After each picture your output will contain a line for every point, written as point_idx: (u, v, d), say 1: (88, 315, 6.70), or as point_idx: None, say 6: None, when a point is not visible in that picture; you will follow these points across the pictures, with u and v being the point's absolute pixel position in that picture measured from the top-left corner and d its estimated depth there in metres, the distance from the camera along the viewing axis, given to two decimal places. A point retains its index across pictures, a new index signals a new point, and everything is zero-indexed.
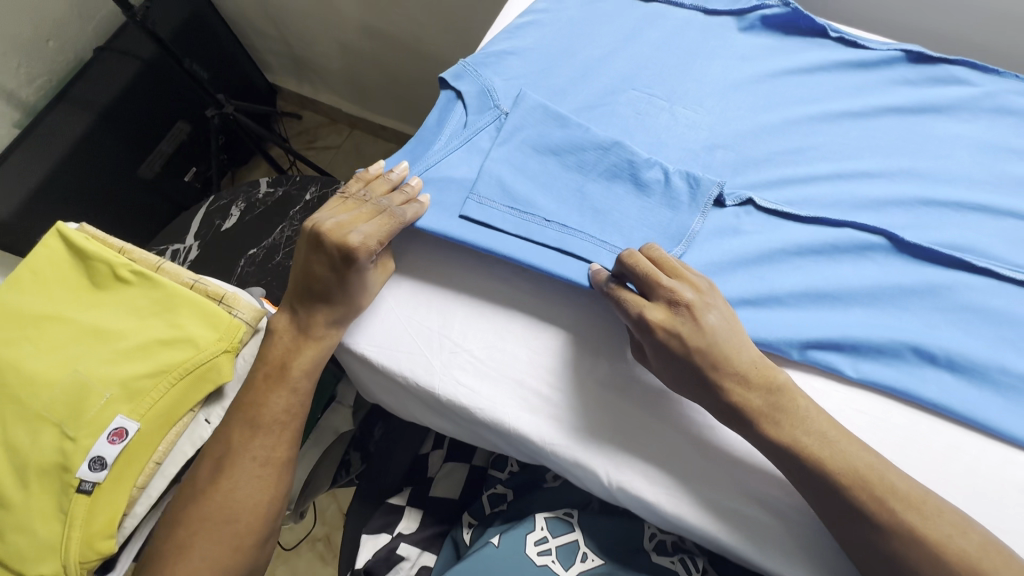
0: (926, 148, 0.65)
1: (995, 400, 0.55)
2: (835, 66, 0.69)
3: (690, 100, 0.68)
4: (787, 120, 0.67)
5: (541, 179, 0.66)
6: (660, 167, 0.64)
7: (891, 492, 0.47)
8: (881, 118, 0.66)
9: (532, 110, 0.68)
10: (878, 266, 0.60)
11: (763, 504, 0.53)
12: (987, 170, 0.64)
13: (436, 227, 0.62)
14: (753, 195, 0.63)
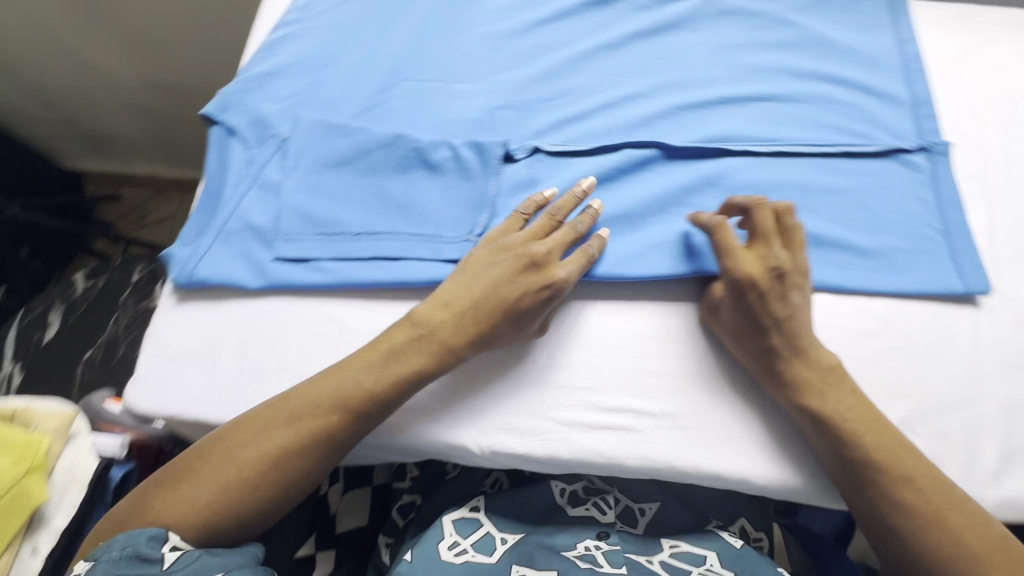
0: (669, 60, 0.72)
1: None
2: (576, 8, 0.75)
3: (460, 76, 0.70)
4: (549, 68, 0.71)
5: (339, 192, 0.65)
6: (446, 146, 0.65)
7: (870, 431, 0.51)
8: (626, 43, 0.73)
9: (310, 127, 0.67)
10: (660, 175, 0.66)
11: (625, 416, 0.57)
12: (721, 65, 0.72)
13: (250, 281, 0.61)
14: (539, 143, 0.66)
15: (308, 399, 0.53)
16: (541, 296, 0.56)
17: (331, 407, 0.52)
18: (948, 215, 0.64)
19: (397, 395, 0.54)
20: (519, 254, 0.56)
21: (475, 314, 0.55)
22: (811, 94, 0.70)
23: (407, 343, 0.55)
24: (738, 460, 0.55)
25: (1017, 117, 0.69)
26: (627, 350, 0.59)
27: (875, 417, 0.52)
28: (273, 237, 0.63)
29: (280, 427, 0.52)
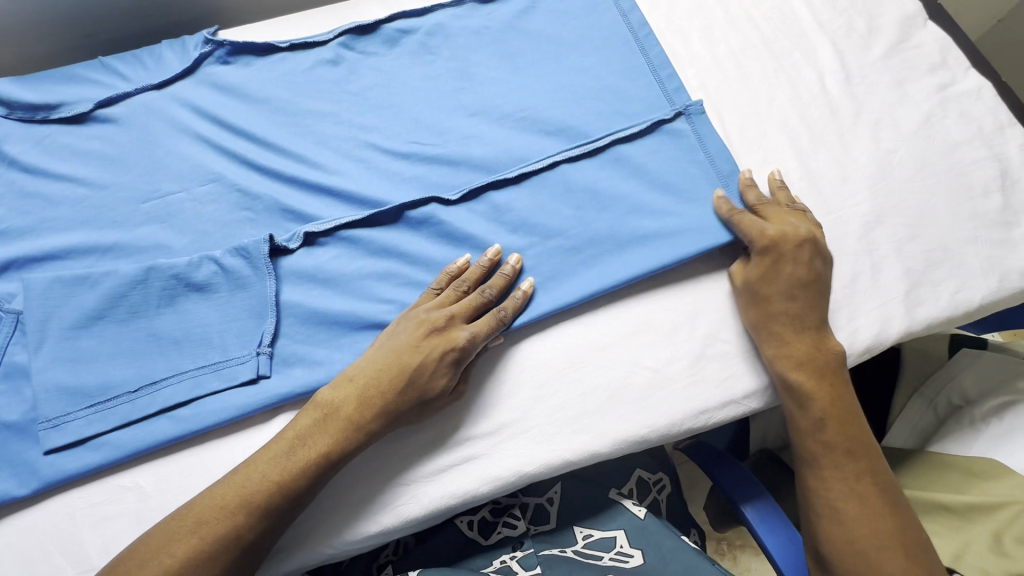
0: (414, 92, 0.70)
1: (578, 259, 0.63)
2: (303, 70, 0.70)
3: (195, 174, 0.64)
4: (297, 146, 0.66)
5: (104, 352, 0.57)
6: (212, 259, 0.60)
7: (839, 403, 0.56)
8: (368, 91, 0.69)
9: (44, 290, 0.58)
10: (447, 224, 0.63)
11: (464, 447, 0.56)
12: (465, 81, 0.70)
13: (25, 487, 0.52)
14: (307, 228, 0.61)
15: (214, 501, 0.49)
16: (442, 360, 0.54)
17: (264, 479, 0.50)
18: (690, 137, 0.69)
19: (311, 482, 0.51)
20: (420, 321, 0.55)
21: (352, 422, 0.52)
22: (537, 66, 0.72)
23: (297, 445, 0.51)
24: (580, 439, 0.56)
25: (711, 21, 0.75)
26: None
27: (802, 326, 0.57)
28: (37, 427, 0.54)
29: (212, 519, 0.48)
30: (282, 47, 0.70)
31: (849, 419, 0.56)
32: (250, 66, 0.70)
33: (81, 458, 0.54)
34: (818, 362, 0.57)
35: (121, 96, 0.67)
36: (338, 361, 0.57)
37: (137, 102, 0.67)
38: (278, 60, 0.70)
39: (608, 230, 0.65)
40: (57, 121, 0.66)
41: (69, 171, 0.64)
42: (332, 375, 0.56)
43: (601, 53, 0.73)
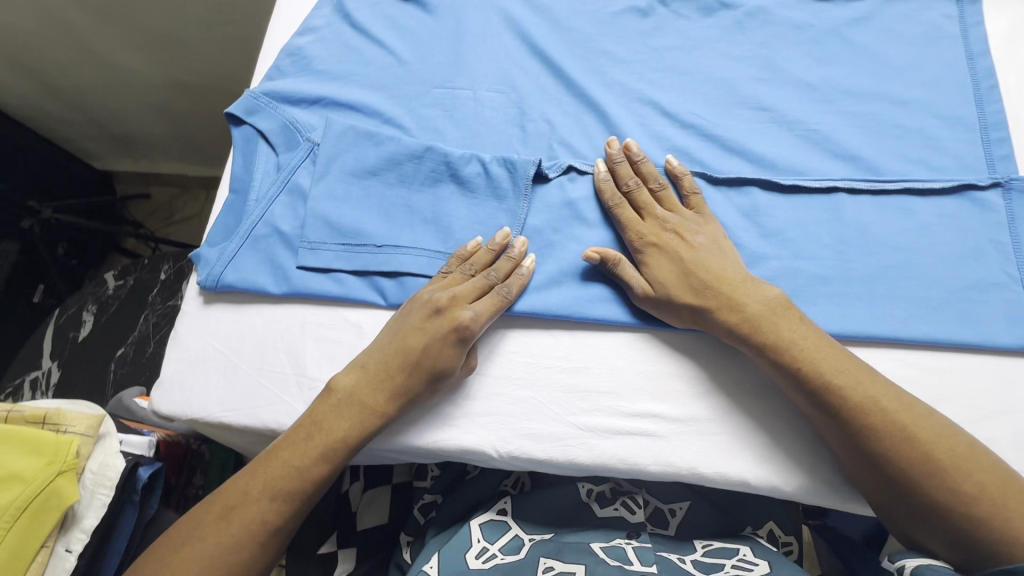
0: (711, 69, 0.67)
1: (828, 291, 0.58)
2: (611, 13, 0.70)
3: (486, 75, 0.68)
4: (582, 81, 0.67)
5: (366, 204, 0.63)
6: (480, 160, 0.63)
7: (902, 438, 0.46)
8: (665, 53, 0.68)
9: (342, 133, 0.65)
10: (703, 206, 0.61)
11: (647, 422, 0.55)
12: (766, 72, 0.67)
13: (275, 288, 0.60)
14: (572, 162, 0.63)
15: (244, 478, 0.52)
16: (450, 338, 0.54)
17: (255, 490, 0.51)
18: (1004, 211, 0.59)
19: (331, 463, 0.53)
20: (422, 304, 0.56)
21: (349, 401, 0.53)
22: (853, 80, 0.65)
23: (314, 429, 0.53)
24: (768, 468, 0.53)
25: None
26: (652, 356, 0.57)
27: (788, 315, 0.52)
28: (297, 243, 0.62)
29: (239, 503, 0.50)
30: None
31: (891, 414, 0.47)
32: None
33: (323, 285, 0.61)
34: (828, 355, 0.50)
35: None
36: (556, 295, 0.58)
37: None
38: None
39: (872, 273, 0.58)
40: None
41: (387, 38, 0.71)
42: (549, 306, 0.58)
43: (930, 89, 0.65)
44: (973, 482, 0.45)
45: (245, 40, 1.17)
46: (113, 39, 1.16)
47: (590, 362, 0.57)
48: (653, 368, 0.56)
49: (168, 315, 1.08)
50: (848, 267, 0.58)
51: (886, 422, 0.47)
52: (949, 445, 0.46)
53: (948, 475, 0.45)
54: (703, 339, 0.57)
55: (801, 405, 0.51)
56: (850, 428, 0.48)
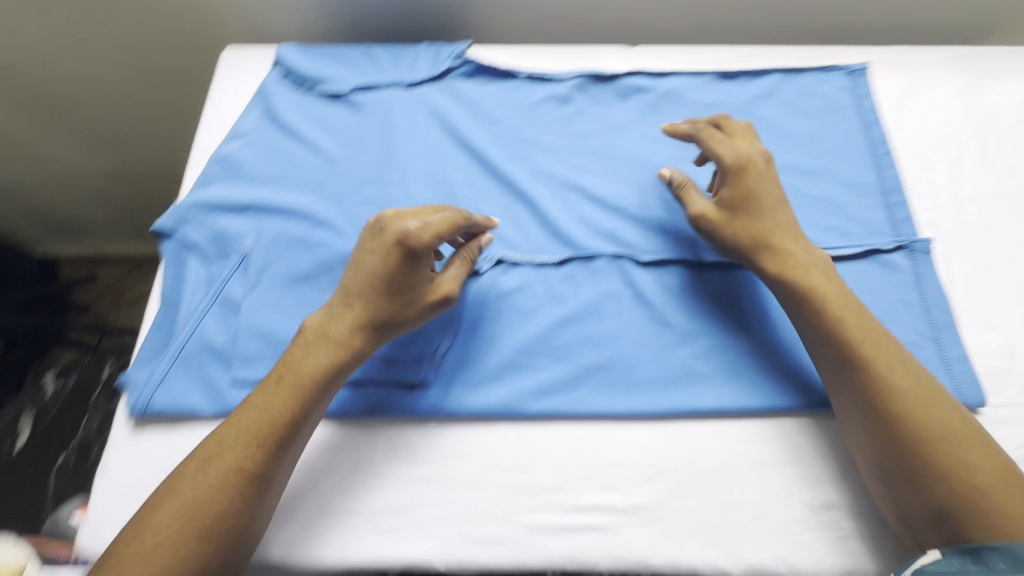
0: (630, 151, 0.71)
1: (756, 364, 0.60)
2: (532, 102, 0.73)
3: (416, 171, 0.70)
4: (508, 171, 0.69)
5: (300, 311, 0.63)
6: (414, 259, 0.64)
7: (946, 449, 0.49)
8: (586, 137, 0.71)
9: (273, 241, 0.65)
10: (631, 287, 0.63)
11: (593, 514, 0.55)
12: (682, 151, 0.70)
13: (207, 408, 0.59)
14: (502, 254, 0.64)
15: (292, 357, 0.55)
16: (393, 250, 0.55)
17: (297, 365, 0.54)
18: (909, 272, 0.63)
19: (221, 489, 0.49)
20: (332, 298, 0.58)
21: (371, 298, 0.55)
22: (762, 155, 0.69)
23: (340, 290, 0.58)
24: (713, 552, 0.53)
25: (961, 156, 0.69)
26: (594, 447, 0.57)
27: (829, 275, 0.58)
28: (229, 358, 0.61)
29: (285, 372, 0.54)
30: (520, 76, 0.74)
31: (902, 382, 0.52)
32: (487, 88, 0.75)
33: None
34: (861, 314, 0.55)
35: (374, 87, 0.74)
36: (495, 393, 0.59)
37: (385, 96, 0.74)
38: (512, 88, 0.74)
39: (796, 343, 0.60)
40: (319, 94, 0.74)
41: (316, 139, 0.72)
42: (489, 403, 0.58)
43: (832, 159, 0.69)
44: (982, 459, 0.48)
45: (183, 126, 1.16)
46: (47, 131, 1.14)
47: (534, 457, 0.57)
48: (595, 457, 0.57)
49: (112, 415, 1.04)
50: (773, 339, 0.61)
51: (909, 386, 0.52)
52: (960, 427, 0.50)
53: (957, 451, 0.49)
54: (641, 424, 0.58)
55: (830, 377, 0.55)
56: (870, 393, 0.52)
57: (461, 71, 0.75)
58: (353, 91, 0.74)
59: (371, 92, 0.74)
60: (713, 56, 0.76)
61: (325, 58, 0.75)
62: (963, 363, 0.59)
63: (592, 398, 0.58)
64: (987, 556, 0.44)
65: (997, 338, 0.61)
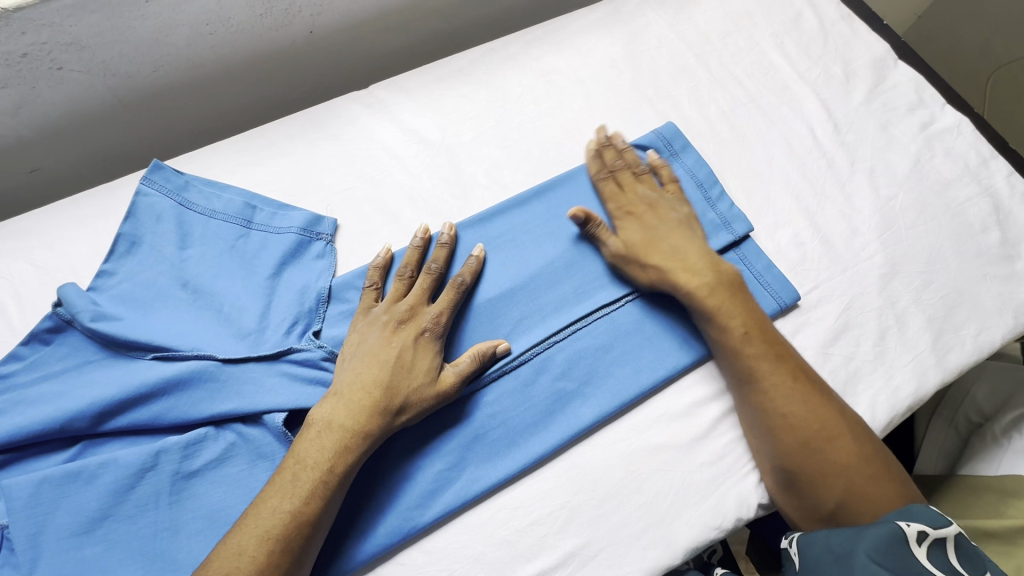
0: (408, 197, 0.66)
1: (612, 356, 0.60)
2: (288, 190, 0.65)
3: (201, 369, 0.54)
4: (316, 293, 0.60)
5: (112, 560, 0.50)
6: (232, 429, 0.54)
7: (843, 463, 0.53)
8: (361, 203, 0.65)
9: (31, 497, 0.50)
10: (476, 337, 0.59)
11: None
12: (459, 177, 0.67)
13: None
14: (324, 374, 0.56)
15: (232, 553, 0.45)
16: (422, 343, 0.55)
17: (249, 554, 0.45)
18: (706, 211, 0.66)
19: None
20: (279, 478, 0.49)
21: (336, 478, 0.49)
22: (535, 156, 0.70)
23: (300, 466, 0.49)
24: (651, 554, 0.54)
25: (696, 83, 0.75)
26: (506, 521, 0.54)
27: (729, 292, 0.58)
28: None
29: (235, 570, 0.44)
30: (300, 225, 0.62)
31: (794, 410, 0.54)
32: (269, 249, 0.62)
33: None
34: (755, 326, 0.57)
35: (125, 290, 0.59)
36: (385, 523, 0.52)
37: (143, 296, 0.59)
38: (295, 243, 0.62)
39: (639, 316, 0.61)
40: (122, 359, 0.56)
41: (39, 339, 0.56)
42: (390, 535, 0.52)
43: (596, 130, 0.72)
44: (887, 484, 0.53)
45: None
46: None
47: (454, 559, 0.52)
48: (512, 527, 0.53)
49: None
50: (617, 325, 0.61)
51: (813, 405, 0.54)
52: (870, 454, 0.54)
53: (858, 475, 0.53)
54: (540, 470, 0.56)
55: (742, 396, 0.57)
56: (763, 415, 0.55)
57: (227, 236, 0.62)
58: (156, 356, 0.55)
59: (179, 358, 0.55)
60: (452, 70, 0.73)
61: (122, 311, 0.57)
62: (769, 269, 0.64)
63: (482, 472, 0.54)
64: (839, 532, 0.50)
65: (786, 233, 0.67)
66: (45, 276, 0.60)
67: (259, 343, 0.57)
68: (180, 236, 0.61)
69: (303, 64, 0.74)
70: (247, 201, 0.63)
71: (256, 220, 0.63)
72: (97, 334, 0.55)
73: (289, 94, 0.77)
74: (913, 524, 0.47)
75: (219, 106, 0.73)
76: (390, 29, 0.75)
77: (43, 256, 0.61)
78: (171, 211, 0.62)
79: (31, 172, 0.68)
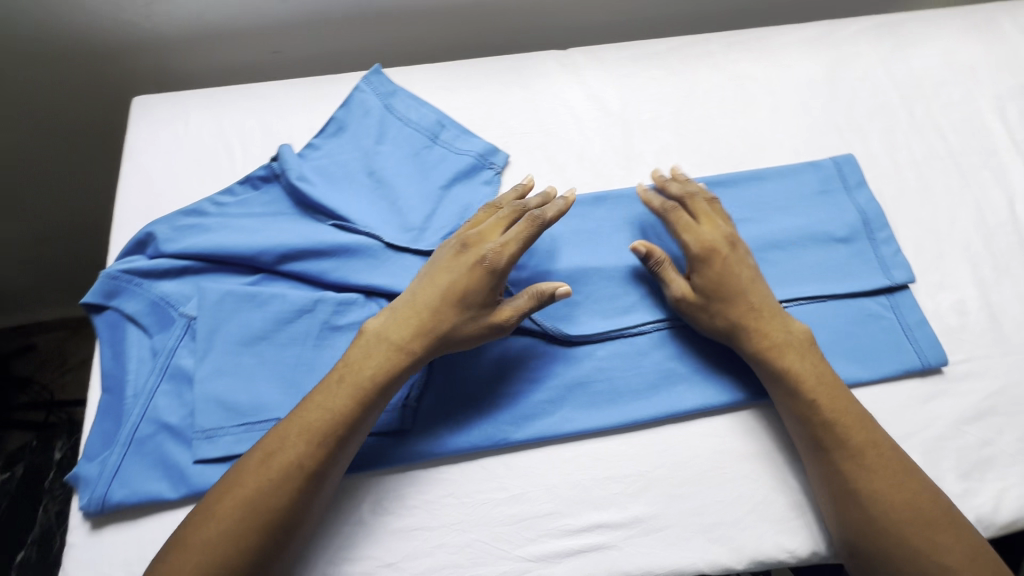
0: (576, 154, 0.70)
1: (727, 356, 0.60)
2: (474, 119, 0.72)
3: (369, 245, 0.62)
4: (475, 212, 0.66)
5: (259, 373, 0.59)
6: (376, 303, 0.62)
7: (905, 505, 0.51)
8: (534, 148, 0.70)
9: (219, 300, 0.60)
10: (606, 296, 0.62)
11: (595, 534, 0.54)
12: (629, 149, 0.70)
13: (175, 491, 0.55)
14: None
15: (297, 418, 0.51)
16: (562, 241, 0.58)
17: (301, 433, 0.50)
18: (868, 250, 0.64)
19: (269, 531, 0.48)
20: (331, 375, 0.54)
21: (388, 380, 0.53)
22: (706, 150, 0.71)
23: (347, 372, 0.53)
24: (715, 550, 0.54)
25: (893, 123, 0.72)
26: (585, 466, 0.56)
27: (795, 333, 0.57)
28: (190, 434, 0.57)
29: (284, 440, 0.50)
30: (477, 152, 0.69)
31: (843, 450, 0.53)
32: (445, 164, 0.68)
33: None
34: (811, 365, 0.55)
35: (326, 162, 0.68)
36: (481, 425, 0.57)
37: (337, 171, 0.68)
38: (468, 165, 0.68)
39: None
40: (308, 218, 0.65)
41: (252, 183, 0.67)
42: (482, 438, 0.56)
43: (773, 142, 0.71)
44: (953, 543, 0.50)
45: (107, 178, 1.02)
46: None
47: (530, 481, 0.56)
48: (589, 473, 0.56)
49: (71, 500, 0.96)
50: None
51: (867, 451, 0.52)
52: (930, 508, 0.51)
53: (920, 527, 0.50)
54: (630, 434, 0.58)
55: (798, 430, 0.55)
56: (817, 448, 0.54)
57: (415, 144, 0.69)
58: (334, 224, 0.64)
59: (353, 231, 0.64)
60: (647, 52, 0.76)
61: (318, 178, 0.67)
62: (921, 326, 0.61)
63: (577, 416, 0.57)
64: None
65: (949, 297, 0.63)
66: (267, 135, 0.71)
67: (418, 239, 0.64)
68: (378, 133, 0.70)
69: (515, 16, 0.80)
70: (439, 119, 0.71)
71: (442, 137, 0.70)
72: (297, 191, 0.65)
73: (492, 42, 0.84)
74: None
75: (434, 37, 0.82)
76: (600, 4, 0.81)
77: (270, 119, 0.72)
78: (376, 110, 0.71)
79: (273, 53, 0.81)
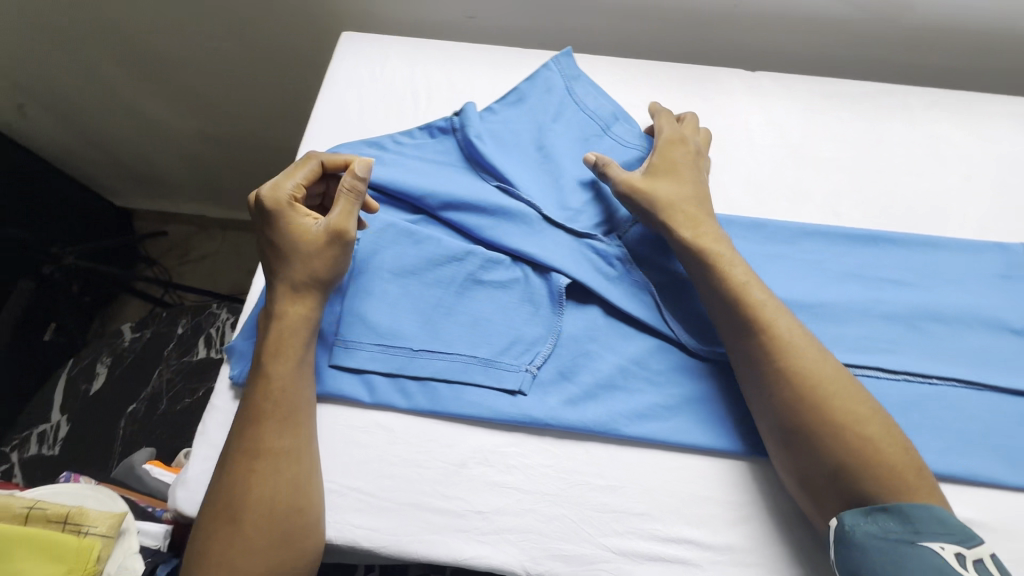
0: (744, 176, 0.69)
1: None
2: (648, 118, 0.73)
3: (528, 214, 0.65)
4: None
5: (402, 303, 0.63)
6: (521, 269, 0.64)
7: (862, 441, 0.48)
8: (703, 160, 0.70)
9: (383, 229, 0.65)
10: None
11: (682, 548, 0.54)
12: (800, 182, 0.69)
13: None
14: (608, 272, 0.64)
15: (288, 290, 0.58)
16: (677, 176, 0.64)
17: (264, 337, 0.57)
18: None
19: (282, 412, 0.54)
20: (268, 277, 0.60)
21: (297, 283, 0.58)
22: (882, 203, 0.68)
23: (270, 306, 0.58)
24: None
25: None
26: (686, 480, 0.56)
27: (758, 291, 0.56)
28: (332, 340, 0.61)
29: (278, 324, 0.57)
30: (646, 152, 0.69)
31: (815, 411, 0.50)
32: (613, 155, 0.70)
33: (360, 387, 0.60)
34: (782, 325, 0.54)
35: (501, 127, 0.71)
36: (597, 410, 0.58)
37: (510, 138, 0.71)
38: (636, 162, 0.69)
39: (914, 399, 0.57)
40: (474, 174, 0.69)
41: (430, 131, 0.71)
42: (597, 423, 0.58)
43: (958, 212, 0.67)
44: (903, 468, 0.48)
45: (284, 100, 1.12)
46: (144, 89, 1.12)
47: (628, 476, 0.57)
48: (689, 487, 0.56)
49: (183, 372, 1.06)
50: (887, 394, 0.57)
51: (805, 376, 0.51)
52: (884, 437, 0.49)
53: (882, 464, 0.48)
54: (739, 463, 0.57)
55: (750, 386, 0.55)
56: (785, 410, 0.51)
57: (588, 130, 0.71)
58: (499, 186, 0.67)
59: (515, 197, 0.66)
60: (837, 90, 0.74)
61: (492, 140, 0.70)
62: None
63: (691, 429, 0.58)
64: (881, 518, 0.46)
65: None
66: (452, 92, 0.76)
67: (575, 221, 0.66)
68: (555, 112, 0.72)
69: (707, 29, 0.81)
70: (615, 111, 0.72)
71: (615, 130, 0.71)
72: (472, 147, 0.69)
73: (675, 49, 0.85)
74: (948, 546, 0.44)
75: (621, 32, 0.84)
76: (796, 34, 0.80)
77: (458, 78, 0.76)
78: (559, 89, 0.73)
79: (468, 17, 0.85)
